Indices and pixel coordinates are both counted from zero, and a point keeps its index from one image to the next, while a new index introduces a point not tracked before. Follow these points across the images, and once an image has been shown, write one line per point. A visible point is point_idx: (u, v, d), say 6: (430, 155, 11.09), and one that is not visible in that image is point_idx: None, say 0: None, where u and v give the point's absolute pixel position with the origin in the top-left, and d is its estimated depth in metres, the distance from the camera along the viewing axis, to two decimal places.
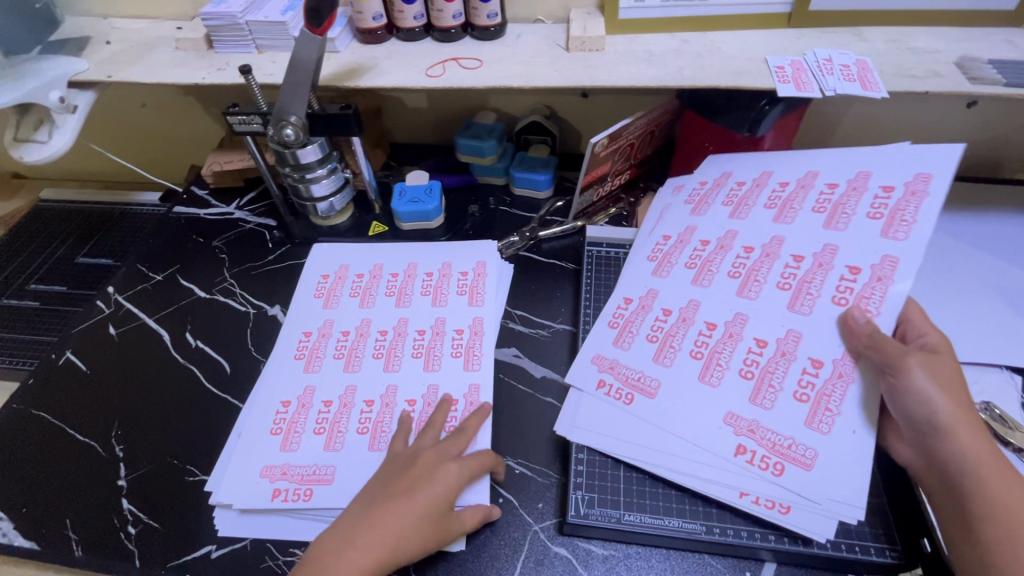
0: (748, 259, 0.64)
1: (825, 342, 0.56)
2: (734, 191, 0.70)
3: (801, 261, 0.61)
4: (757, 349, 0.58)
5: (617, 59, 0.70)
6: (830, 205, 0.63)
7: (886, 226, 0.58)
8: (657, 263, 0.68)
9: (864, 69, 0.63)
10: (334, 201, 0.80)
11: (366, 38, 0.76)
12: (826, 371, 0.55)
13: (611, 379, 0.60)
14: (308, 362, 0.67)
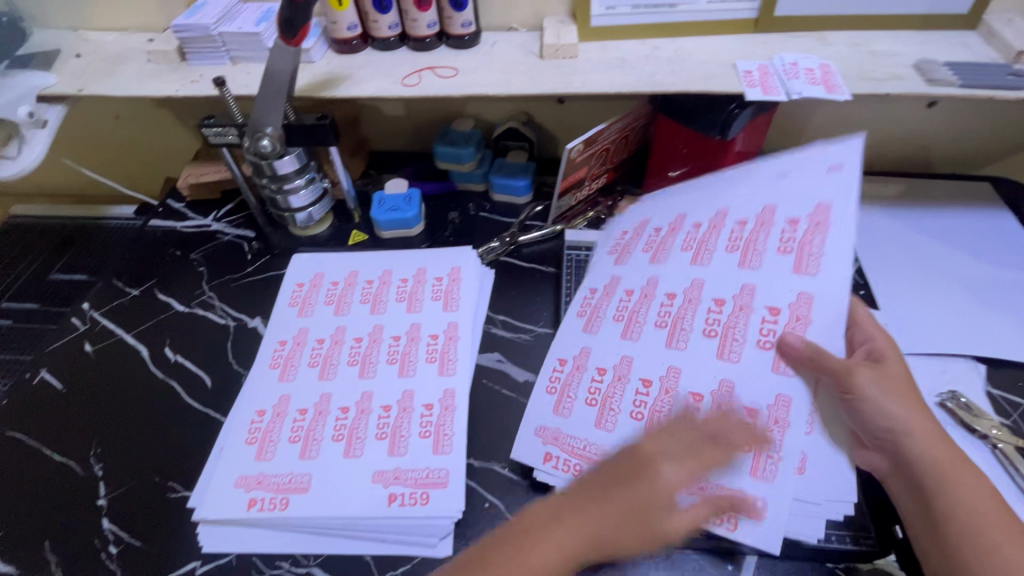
0: (671, 306, 0.62)
1: (754, 392, 0.54)
2: (651, 241, 0.69)
3: (723, 306, 0.59)
4: (693, 405, 0.55)
5: (590, 66, 0.71)
6: (742, 242, 0.61)
7: (797, 261, 0.56)
8: (585, 318, 0.66)
9: (828, 72, 0.66)
10: (313, 211, 0.80)
11: (341, 48, 0.77)
12: (762, 418, 0.52)
13: (557, 451, 0.57)
14: (283, 371, 0.67)
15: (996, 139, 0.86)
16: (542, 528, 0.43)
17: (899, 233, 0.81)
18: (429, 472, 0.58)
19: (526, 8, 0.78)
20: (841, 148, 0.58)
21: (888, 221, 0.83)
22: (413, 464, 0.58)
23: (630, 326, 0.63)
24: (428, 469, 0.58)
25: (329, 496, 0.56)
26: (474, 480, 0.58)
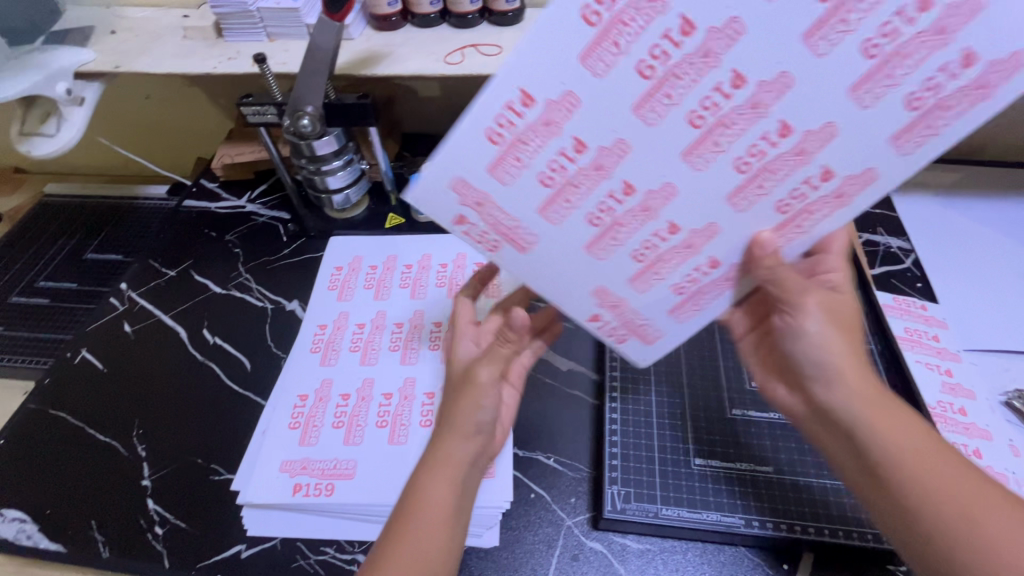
0: (673, 190, 0.41)
1: (849, 151, 0.38)
2: (601, 206, 0.42)
3: (828, 180, 0.39)
4: (772, 138, 0.38)
5: None
6: (705, 128, 0.38)
7: (740, 186, 0.40)
8: (680, 297, 0.47)
9: None
10: (350, 193, 0.78)
11: (381, 25, 0.75)
12: (832, 182, 0.40)
13: (607, 316, 0.49)
14: (324, 355, 0.66)
15: None
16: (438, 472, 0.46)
17: (956, 223, 0.78)
18: None
19: None
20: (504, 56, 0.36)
21: (944, 211, 0.80)
22: None
23: (692, 300, 0.47)
24: None
25: (376, 484, 0.55)
26: (519, 470, 0.57)
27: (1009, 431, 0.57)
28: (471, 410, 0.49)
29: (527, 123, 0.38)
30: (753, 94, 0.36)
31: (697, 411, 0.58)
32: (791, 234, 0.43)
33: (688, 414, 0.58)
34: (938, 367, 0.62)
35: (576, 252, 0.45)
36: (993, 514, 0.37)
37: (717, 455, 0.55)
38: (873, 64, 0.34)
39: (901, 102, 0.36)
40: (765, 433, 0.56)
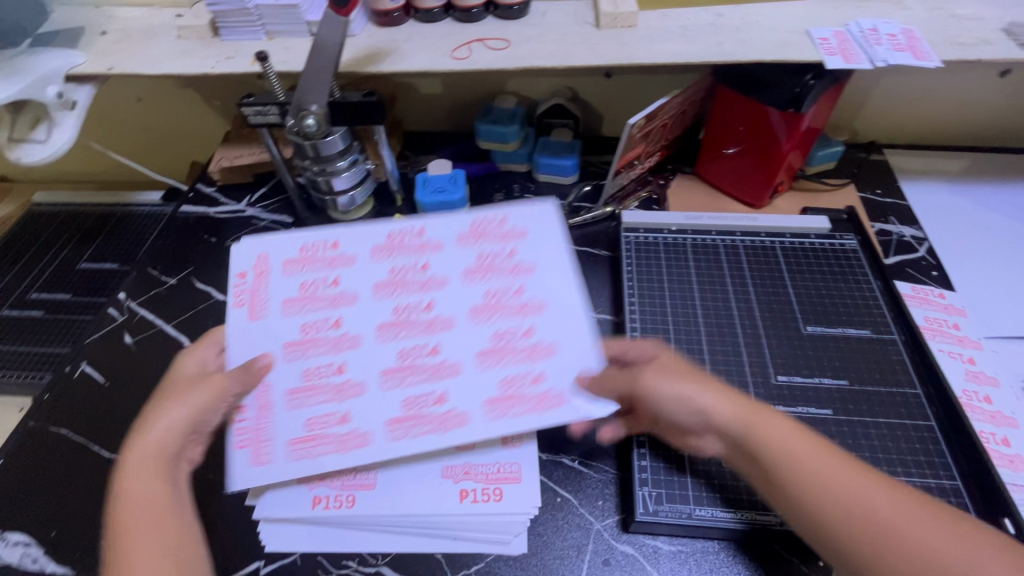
0: (417, 309, 0.57)
1: (548, 285, 0.57)
2: (323, 367, 0.55)
3: (428, 308, 0.57)
4: (506, 290, 0.57)
5: (651, 36, 0.67)
6: (503, 340, 0.55)
7: (474, 276, 0.58)
8: (305, 381, 0.54)
9: (913, 38, 0.61)
10: (355, 195, 0.76)
11: (382, 20, 0.73)
12: (521, 297, 0.57)
13: (418, 420, 0.52)
14: None
15: None
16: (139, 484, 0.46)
17: (967, 210, 0.77)
18: (500, 466, 0.54)
19: None
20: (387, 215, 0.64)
21: (955, 198, 0.79)
22: (482, 459, 0.54)
23: (310, 441, 0.52)
24: (498, 463, 0.54)
25: (400, 494, 0.53)
26: (545, 474, 0.55)
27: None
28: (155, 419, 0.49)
29: (323, 258, 0.60)
30: (336, 267, 0.59)
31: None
32: (405, 429, 0.52)
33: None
34: (960, 356, 0.61)
35: (283, 354, 0.55)
36: (880, 499, 0.40)
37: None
38: (542, 361, 0.53)
39: (392, 305, 0.57)
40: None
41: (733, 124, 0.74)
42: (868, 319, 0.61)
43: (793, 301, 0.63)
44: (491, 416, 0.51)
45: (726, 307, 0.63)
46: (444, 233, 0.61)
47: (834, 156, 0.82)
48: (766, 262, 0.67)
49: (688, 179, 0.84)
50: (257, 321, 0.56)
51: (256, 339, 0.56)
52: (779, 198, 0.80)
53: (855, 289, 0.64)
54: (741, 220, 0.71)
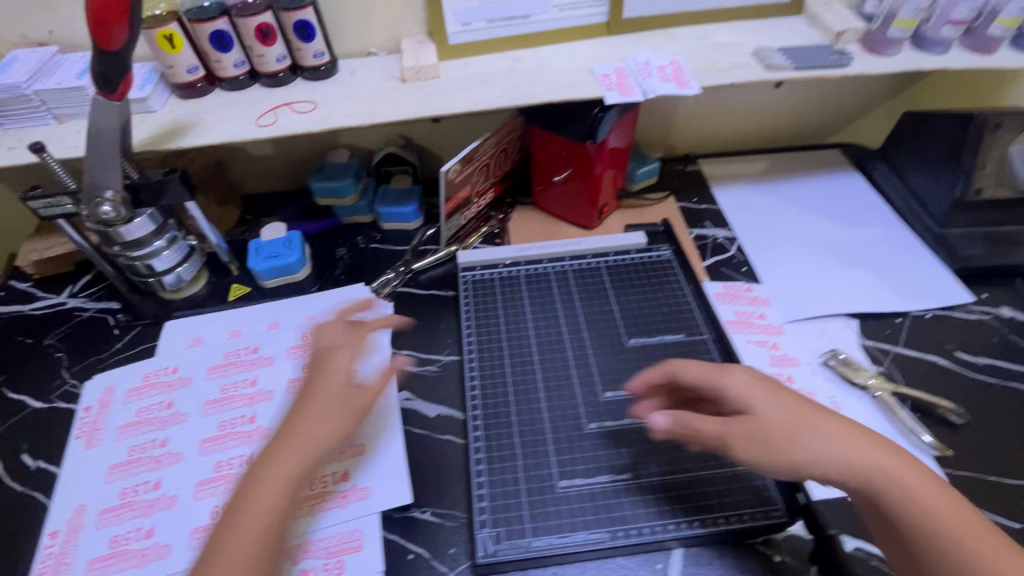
0: (241, 424, 0.61)
1: None
2: (140, 485, 0.57)
3: (251, 420, 0.61)
4: None
5: (454, 85, 0.70)
6: None
7: (297, 383, 0.64)
8: (119, 502, 0.56)
9: (678, 68, 0.68)
10: (181, 272, 0.73)
11: (186, 92, 0.71)
12: None
13: None
14: (161, 462, 0.58)
15: (838, 109, 0.94)
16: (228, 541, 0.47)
17: (769, 207, 0.87)
18: (340, 537, 0.53)
19: (381, 32, 0.76)
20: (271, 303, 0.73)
21: (758, 197, 0.89)
22: (322, 533, 0.53)
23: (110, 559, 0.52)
24: (339, 534, 0.53)
25: None
26: (396, 532, 0.54)
27: (829, 390, 0.64)
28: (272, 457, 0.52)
29: (160, 380, 0.65)
30: (168, 387, 0.65)
31: (558, 433, 0.58)
32: (205, 539, 0.53)
33: (550, 437, 0.58)
34: (765, 343, 0.68)
35: (102, 483, 0.58)
36: (939, 503, 0.43)
37: (580, 473, 0.56)
38: (348, 461, 0.57)
39: (217, 424, 0.61)
40: (622, 441, 0.58)
41: (552, 156, 0.79)
42: (682, 324, 0.68)
43: (617, 316, 0.69)
44: (294, 517, 0.54)
45: (557, 331, 0.67)
46: (275, 349, 0.67)
47: (654, 172, 0.89)
48: (592, 283, 0.73)
49: (527, 209, 0.88)
50: (91, 450, 0.60)
51: (81, 468, 0.59)
52: (610, 217, 0.86)
53: (670, 296, 0.71)
54: (568, 245, 0.76)
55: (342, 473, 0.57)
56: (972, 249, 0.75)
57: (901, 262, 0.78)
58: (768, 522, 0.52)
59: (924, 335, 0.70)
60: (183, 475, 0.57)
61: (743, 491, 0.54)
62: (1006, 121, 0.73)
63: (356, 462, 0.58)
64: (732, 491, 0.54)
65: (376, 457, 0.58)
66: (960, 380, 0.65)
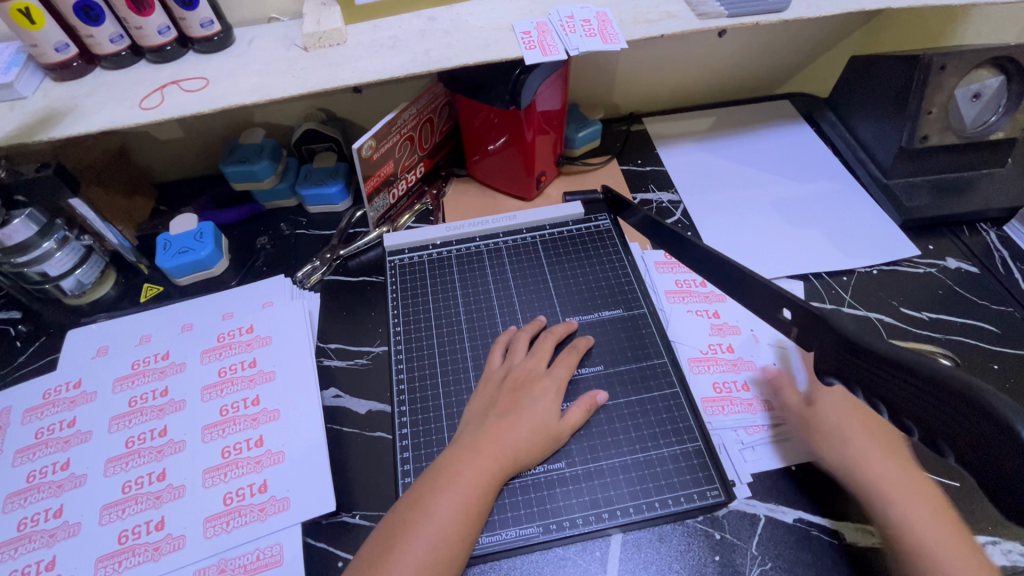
0: (149, 438, 0.56)
1: (284, 391, 0.59)
2: (37, 514, 0.52)
3: (160, 434, 0.56)
4: (244, 403, 0.58)
5: (361, 51, 0.63)
6: (233, 455, 0.55)
7: (213, 389, 0.59)
8: (16, 533, 0.51)
9: (604, 21, 0.63)
10: (82, 275, 0.67)
11: (59, 74, 0.62)
12: (254, 407, 0.58)
13: (138, 550, 0.49)
14: (61, 486, 0.53)
15: (784, 59, 0.90)
16: (449, 473, 0.47)
17: (715, 165, 0.83)
18: (260, 553, 0.50)
19: None
20: (238, 300, 0.67)
21: (703, 155, 0.85)
22: (240, 550, 0.50)
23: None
24: (258, 549, 0.50)
25: None
26: (323, 540, 0.51)
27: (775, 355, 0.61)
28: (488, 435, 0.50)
29: (61, 396, 0.59)
30: (68, 403, 0.59)
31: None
32: (113, 566, 0.49)
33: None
34: (706, 312, 0.65)
35: None
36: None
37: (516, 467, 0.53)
38: (268, 469, 0.54)
39: (123, 439, 0.56)
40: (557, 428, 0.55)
41: (482, 125, 0.73)
42: (620, 297, 0.65)
43: (552, 294, 0.65)
44: (208, 535, 0.50)
45: (489, 314, 0.64)
46: (186, 353, 0.62)
47: (596, 135, 0.84)
48: (526, 259, 0.69)
49: (463, 181, 0.83)
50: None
51: None
52: (550, 186, 0.81)
53: (607, 267, 0.68)
54: (502, 221, 0.72)
55: (261, 485, 0.53)
56: (916, 198, 0.74)
57: (847, 216, 0.76)
58: (703, 502, 0.51)
59: (871, 291, 0.68)
60: (85, 498, 0.52)
61: (681, 473, 0.52)
62: (950, 63, 0.67)
63: (276, 471, 0.54)
64: (668, 472, 0.53)
65: (299, 464, 0.54)
66: (905, 334, 0.64)
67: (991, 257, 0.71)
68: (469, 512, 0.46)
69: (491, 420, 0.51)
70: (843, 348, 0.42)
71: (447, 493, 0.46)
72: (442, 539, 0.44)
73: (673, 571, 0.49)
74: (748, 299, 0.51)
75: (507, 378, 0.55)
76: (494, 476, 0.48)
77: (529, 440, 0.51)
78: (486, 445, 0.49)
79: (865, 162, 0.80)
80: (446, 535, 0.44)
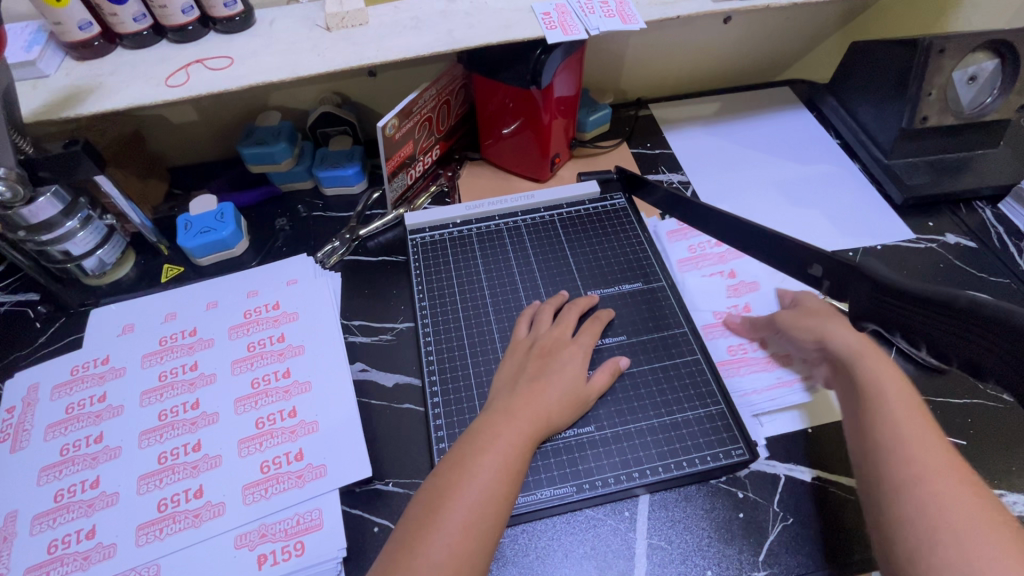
0: (182, 411, 0.56)
1: (313, 364, 0.60)
2: (74, 485, 0.52)
3: (193, 407, 0.57)
4: (274, 375, 0.59)
5: (384, 31, 0.64)
6: (267, 425, 0.55)
7: (242, 363, 0.60)
8: (54, 504, 0.51)
9: (621, 3, 0.65)
10: (103, 255, 0.67)
11: (81, 54, 0.62)
12: (284, 380, 0.59)
13: (178, 517, 0.50)
14: (96, 458, 0.53)
15: (785, 45, 0.93)
16: (486, 436, 0.49)
17: (722, 148, 0.86)
18: (299, 518, 0.51)
19: None
20: (261, 278, 0.68)
21: (710, 139, 0.87)
22: (279, 515, 0.51)
23: (47, 566, 0.48)
24: (297, 515, 0.51)
25: None
26: (358, 506, 0.52)
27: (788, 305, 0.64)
28: (522, 402, 0.51)
29: (89, 372, 0.60)
30: (96, 380, 0.59)
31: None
32: (153, 533, 0.49)
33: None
34: (722, 272, 0.68)
35: (29, 487, 0.52)
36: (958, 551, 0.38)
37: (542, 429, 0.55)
38: (302, 438, 0.55)
39: (156, 413, 0.56)
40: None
41: (498, 108, 0.75)
42: (639, 272, 0.67)
43: (572, 269, 0.67)
44: (247, 501, 0.51)
45: (513, 289, 0.66)
46: (213, 330, 0.63)
47: (606, 119, 0.86)
48: (545, 236, 0.71)
49: (476, 165, 0.84)
50: (15, 454, 0.54)
51: (5, 474, 0.53)
52: (563, 168, 0.83)
53: (625, 243, 0.70)
54: (520, 200, 0.73)
55: (297, 453, 0.54)
56: (915, 177, 0.77)
57: (850, 196, 0.79)
58: (727, 461, 0.53)
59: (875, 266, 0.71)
60: (121, 470, 0.53)
61: (705, 434, 0.55)
62: (950, 46, 0.70)
63: (311, 440, 0.55)
64: (693, 433, 0.55)
65: (333, 434, 0.55)
66: None
67: (988, 233, 0.74)
68: (510, 472, 0.47)
69: (521, 386, 0.53)
70: (879, 295, 0.45)
71: (486, 456, 0.47)
72: (486, 498, 0.45)
73: (700, 529, 0.51)
74: (777, 257, 0.54)
75: (535, 347, 0.57)
76: (528, 439, 0.50)
77: (559, 404, 0.52)
78: (519, 408, 0.51)
79: (866, 144, 0.83)
80: (489, 492, 0.45)
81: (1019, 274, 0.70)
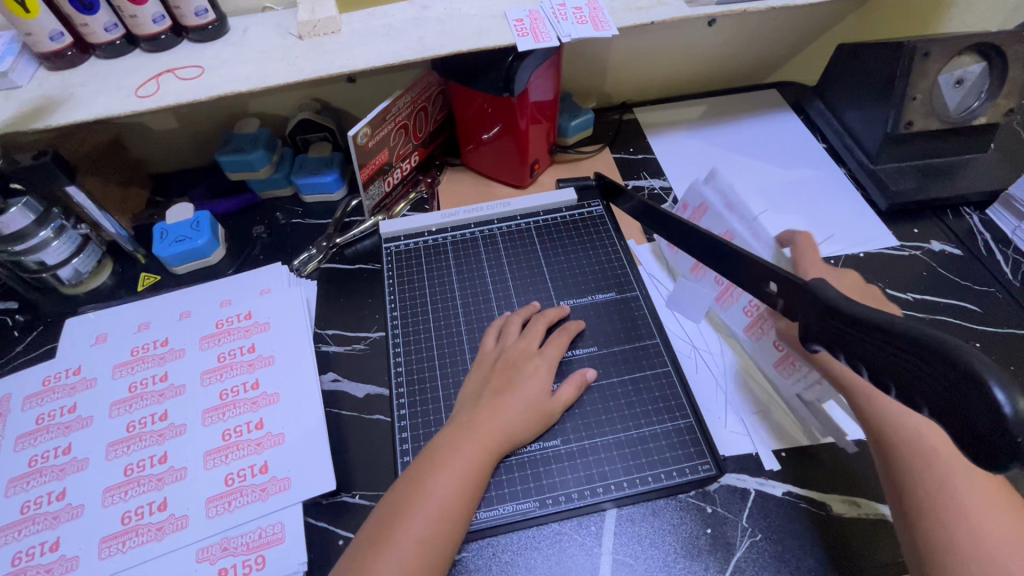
0: (150, 422, 0.56)
1: (281, 376, 0.60)
2: (40, 497, 0.52)
3: (162, 418, 0.57)
4: (243, 387, 0.59)
5: (355, 39, 0.64)
6: (234, 437, 0.55)
7: (212, 374, 0.60)
8: (19, 516, 0.51)
9: (595, 9, 0.64)
10: (78, 264, 0.68)
11: (54, 64, 0.63)
12: (253, 391, 0.59)
13: (141, 530, 0.50)
14: (64, 469, 0.54)
15: (771, 48, 0.92)
16: (446, 451, 0.48)
17: (705, 152, 0.85)
18: (262, 531, 0.51)
19: None
20: (235, 287, 0.68)
21: (694, 143, 0.86)
22: (241, 529, 0.51)
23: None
24: (259, 528, 0.51)
25: None
26: (323, 519, 0.52)
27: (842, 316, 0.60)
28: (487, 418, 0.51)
29: (61, 383, 0.60)
30: (67, 390, 0.59)
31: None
32: (116, 546, 0.49)
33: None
34: None
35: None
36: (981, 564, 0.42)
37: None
38: (268, 451, 0.55)
39: (125, 424, 0.56)
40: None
41: (476, 114, 0.74)
42: (613, 281, 0.66)
43: (545, 278, 0.67)
44: (210, 515, 0.51)
45: (485, 299, 0.65)
46: (185, 341, 0.63)
47: (588, 123, 0.85)
48: (521, 244, 0.70)
49: (457, 170, 0.83)
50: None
51: None
52: (544, 174, 0.82)
53: (600, 252, 0.69)
54: (496, 207, 0.73)
55: (261, 466, 0.54)
56: (901, 182, 0.76)
57: (834, 202, 0.77)
58: (694, 476, 0.53)
59: (857, 274, 0.70)
60: (87, 482, 0.53)
61: (673, 448, 0.54)
62: (933, 49, 0.69)
63: (277, 452, 0.55)
64: (660, 448, 0.54)
65: (299, 446, 0.55)
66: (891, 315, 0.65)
67: (974, 240, 0.73)
68: (467, 488, 0.47)
69: (485, 400, 0.52)
70: (828, 314, 0.41)
71: (445, 473, 0.47)
72: (442, 513, 0.45)
73: (667, 544, 0.51)
74: (738, 273, 0.52)
75: (502, 360, 0.56)
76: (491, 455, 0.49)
77: (522, 419, 0.52)
78: (482, 422, 0.50)
79: (851, 149, 0.81)
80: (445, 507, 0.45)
81: (1005, 283, 0.68)
